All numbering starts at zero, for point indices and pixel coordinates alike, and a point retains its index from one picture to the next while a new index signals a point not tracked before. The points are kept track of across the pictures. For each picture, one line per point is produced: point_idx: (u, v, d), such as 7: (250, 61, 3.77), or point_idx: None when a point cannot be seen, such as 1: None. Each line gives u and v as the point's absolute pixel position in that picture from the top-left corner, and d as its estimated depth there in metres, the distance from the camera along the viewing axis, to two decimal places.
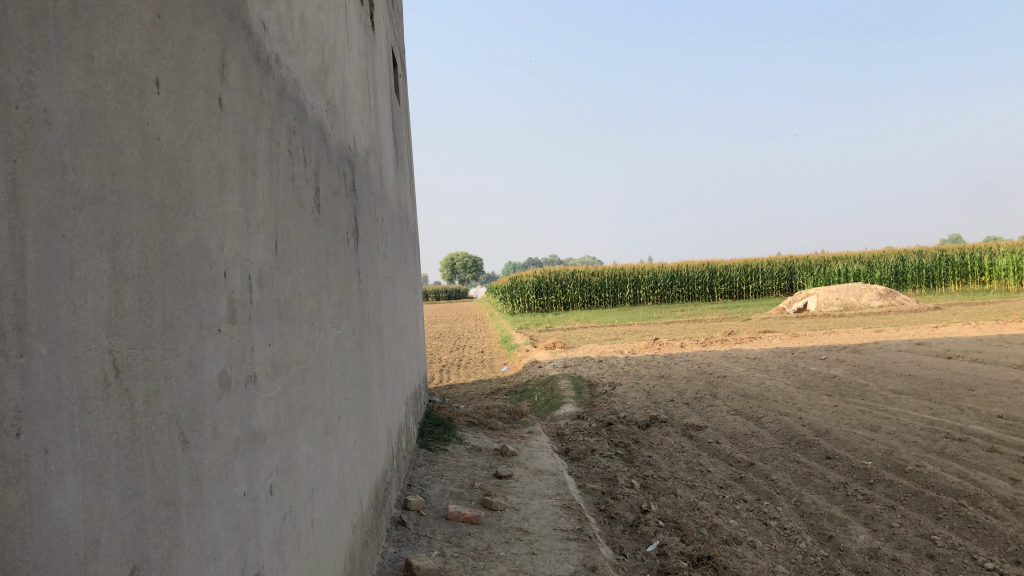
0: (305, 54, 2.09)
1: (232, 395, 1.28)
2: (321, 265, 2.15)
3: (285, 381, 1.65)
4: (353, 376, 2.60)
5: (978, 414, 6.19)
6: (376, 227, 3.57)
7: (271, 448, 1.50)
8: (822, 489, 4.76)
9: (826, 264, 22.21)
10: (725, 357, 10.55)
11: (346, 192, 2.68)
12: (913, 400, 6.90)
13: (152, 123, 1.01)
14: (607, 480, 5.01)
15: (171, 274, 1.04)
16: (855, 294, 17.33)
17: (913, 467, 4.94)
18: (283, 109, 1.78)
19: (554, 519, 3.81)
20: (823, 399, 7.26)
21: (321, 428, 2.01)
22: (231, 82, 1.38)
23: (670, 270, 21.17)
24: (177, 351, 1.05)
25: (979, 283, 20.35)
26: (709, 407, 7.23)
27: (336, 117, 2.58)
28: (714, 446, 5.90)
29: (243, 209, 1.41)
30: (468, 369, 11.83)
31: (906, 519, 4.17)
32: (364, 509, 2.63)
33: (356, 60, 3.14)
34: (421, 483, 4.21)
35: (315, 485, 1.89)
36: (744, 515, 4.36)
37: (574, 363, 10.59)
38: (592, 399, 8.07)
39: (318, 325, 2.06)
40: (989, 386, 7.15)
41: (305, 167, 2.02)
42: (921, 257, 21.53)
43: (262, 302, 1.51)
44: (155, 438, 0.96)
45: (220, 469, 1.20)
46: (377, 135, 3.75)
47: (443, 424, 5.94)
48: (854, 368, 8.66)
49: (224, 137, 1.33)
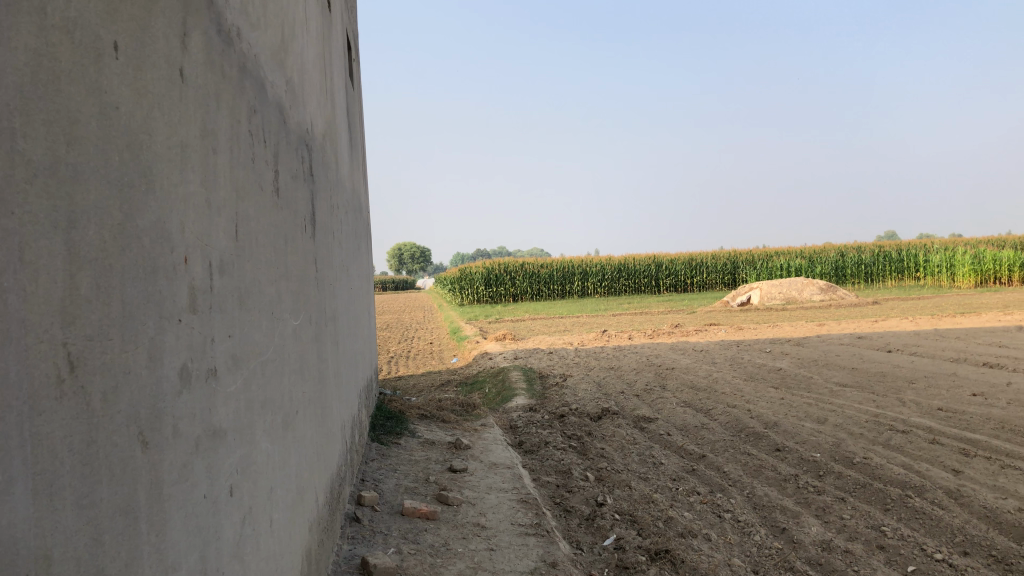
0: (266, 30, 1.97)
1: (192, 390, 1.19)
2: (280, 252, 2.05)
3: (245, 374, 1.56)
4: (309, 367, 2.49)
5: (919, 406, 6.32)
6: (331, 214, 3.45)
7: (231, 446, 1.40)
8: (774, 481, 4.80)
9: (769, 258, 22.58)
10: (673, 349, 10.62)
11: (303, 177, 2.56)
12: (857, 393, 7.02)
13: (111, 92, 0.92)
14: (562, 473, 4.97)
15: (130, 258, 0.95)
16: (797, 288, 17.67)
17: (861, 459, 5.02)
18: (244, 85, 1.68)
19: (511, 514, 3.76)
20: (770, 391, 7.34)
21: (280, 423, 1.92)
22: (193, 53, 1.28)
23: (617, 262, 21.29)
24: (137, 343, 0.96)
25: (914, 279, 20.93)
26: (659, 399, 7.26)
27: (294, 98, 2.46)
28: (666, 438, 5.92)
29: (205, 191, 1.32)
30: (417, 360, 11.70)
31: (856, 510, 4.22)
32: (319, 507, 2.53)
33: (314, 40, 3.02)
34: (375, 477, 4.11)
35: (274, 483, 1.79)
36: (698, 508, 4.36)
37: (524, 354, 10.54)
38: (544, 390, 8.04)
39: (277, 315, 1.96)
40: (928, 379, 7.31)
41: (265, 149, 1.91)
42: (860, 253, 22.05)
43: (222, 290, 1.41)
44: (114, 438, 0.87)
45: (181, 471, 1.11)
46: (333, 119, 3.63)
47: (395, 416, 5.84)
48: (799, 361, 8.80)
49: (185, 112, 1.23)
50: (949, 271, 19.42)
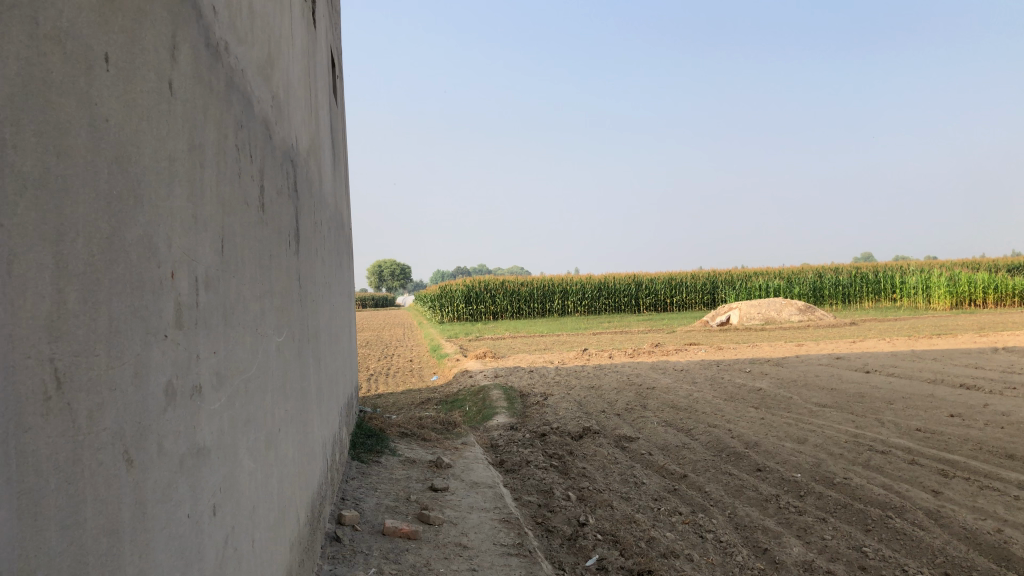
0: (252, 45, 1.96)
1: (177, 408, 1.17)
2: (264, 268, 2.03)
3: (229, 392, 1.53)
4: (291, 385, 2.47)
5: (897, 426, 6.36)
6: (314, 230, 3.43)
7: (214, 465, 1.38)
8: (755, 501, 4.80)
9: (748, 279, 22.73)
10: (653, 368, 10.64)
11: (287, 192, 2.54)
12: (836, 413, 7.06)
13: (101, 105, 0.90)
14: (544, 492, 4.95)
15: (118, 272, 0.93)
16: (776, 309, 17.79)
17: (841, 479, 5.03)
18: (231, 99, 1.67)
19: (493, 534, 3.73)
20: (750, 411, 7.36)
21: (262, 441, 1.89)
22: (181, 66, 1.27)
23: (598, 281, 21.34)
24: (123, 359, 0.94)
25: (890, 300, 21.15)
26: (640, 418, 7.26)
27: (280, 113, 2.45)
28: (647, 457, 5.91)
29: (192, 205, 1.30)
30: (396, 378, 11.62)
31: (837, 531, 4.23)
32: (300, 526, 2.49)
33: (299, 56, 3.02)
34: (355, 496, 4.07)
35: (256, 502, 1.76)
36: (680, 528, 4.35)
37: (504, 373, 10.52)
38: (524, 409, 8.02)
39: (261, 332, 1.94)
40: (906, 400, 7.37)
41: (251, 163, 1.89)
42: (837, 274, 22.26)
43: (207, 306, 1.39)
44: (99, 457, 0.85)
45: (165, 491, 1.08)
46: (317, 135, 3.62)
47: (375, 434, 5.79)
48: (779, 381, 8.84)
49: (173, 125, 1.21)
50: (925, 292, 19.65)
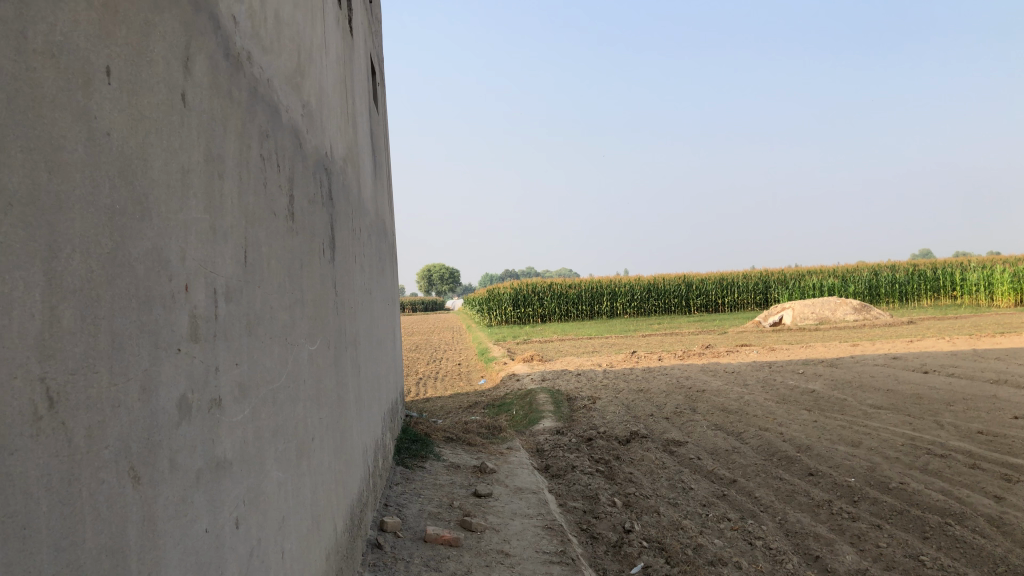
0: (279, 54, 1.96)
1: (193, 422, 1.16)
2: (295, 277, 2.03)
3: (253, 404, 1.52)
4: (327, 393, 2.47)
5: (958, 429, 6.14)
6: (352, 237, 3.43)
7: (237, 478, 1.37)
8: (807, 507, 4.67)
9: (801, 278, 22.28)
10: (703, 370, 10.48)
11: (321, 201, 2.54)
12: (893, 415, 6.85)
13: (102, 118, 0.89)
14: (589, 498, 4.89)
15: (122, 287, 0.92)
16: (831, 308, 17.42)
17: (897, 484, 4.88)
18: (255, 110, 1.67)
19: (535, 541, 3.69)
20: (803, 413, 7.19)
21: (293, 451, 1.88)
22: (197, 77, 1.26)
23: (647, 282, 21.13)
24: (128, 376, 0.93)
25: (950, 297, 20.54)
26: (689, 422, 7.13)
27: (312, 122, 2.45)
28: (695, 462, 5.81)
29: (209, 217, 1.29)
30: (444, 382, 11.65)
31: (893, 538, 4.09)
32: (338, 534, 2.48)
33: (333, 64, 3.02)
34: (398, 502, 4.07)
35: (287, 512, 1.76)
36: (728, 535, 4.26)
37: (552, 376, 10.45)
38: (571, 413, 7.94)
39: (291, 341, 1.93)
40: (968, 401, 7.11)
41: (278, 173, 1.89)
42: (894, 271, 21.69)
43: (228, 318, 1.38)
44: (100, 476, 0.84)
45: (178, 506, 1.07)
46: (355, 143, 3.62)
47: (420, 439, 5.79)
48: (832, 382, 8.62)
49: (187, 137, 1.20)
50: (987, 289, 19.02)
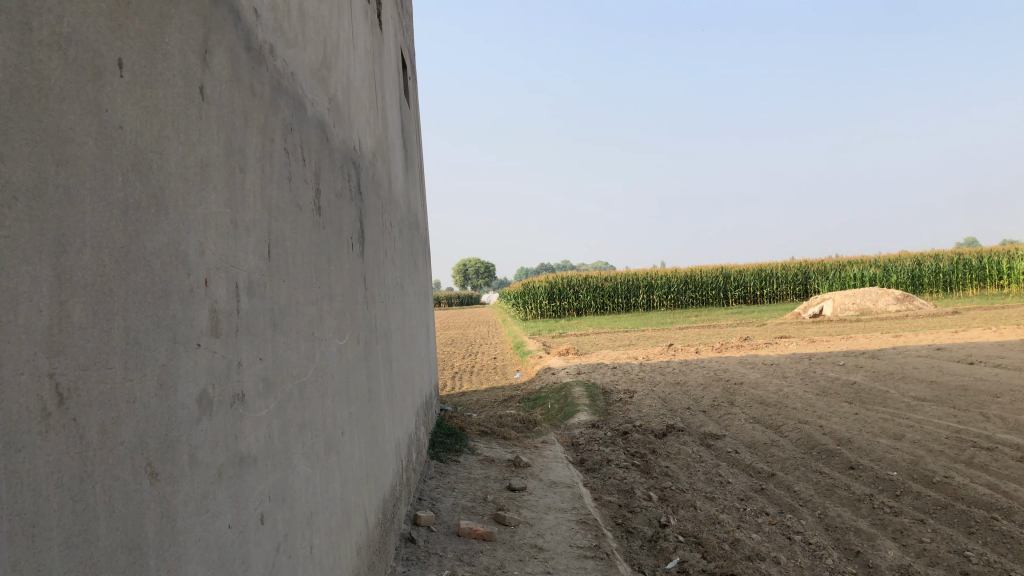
0: (304, 47, 1.96)
1: (214, 418, 1.15)
2: (322, 271, 2.02)
3: (279, 399, 1.52)
4: (357, 387, 2.47)
5: (1004, 421, 5.99)
6: (383, 231, 3.43)
7: (262, 473, 1.37)
8: (847, 501, 4.58)
9: (841, 268, 21.92)
10: (741, 363, 10.35)
11: (349, 195, 2.54)
12: (937, 408, 6.69)
13: (114, 111, 0.89)
14: (625, 492, 4.85)
15: (137, 282, 0.92)
16: (872, 299, 17.11)
17: (941, 478, 4.76)
18: (279, 103, 1.66)
19: (570, 535, 3.66)
20: (843, 406, 7.06)
21: (322, 446, 1.88)
22: (216, 70, 1.25)
23: (683, 275, 20.95)
24: (144, 371, 0.92)
25: (996, 287, 20.06)
26: (726, 415, 7.05)
27: (339, 116, 2.44)
28: (732, 455, 5.74)
29: (230, 211, 1.28)
30: (481, 376, 11.66)
31: (937, 534, 3.99)
32: (370, 529, 2.49)
33: (361, 57, 3.01)
34: (432, 496, 4.07)
35: (315, 507, 1.75)
36: (766, 530, 4.19)
37: (587, 369, 10.41)
38: (607, 406, 7.90)
39: (319, 336, 1.93)
40: (1015, 393, 6.93)
41: (304, 167, 1.88)
42: (938, 261, 21.25)
43: (251, 312, 1.37)
44: (114, 472, 0.83)
45: (199, 502, 1.07)
46: (385, 136, 3.61)
47: (455, 433, 5.79)
48: (874, 374, 8.45)
49: (206, 130, 1.20)
50: None
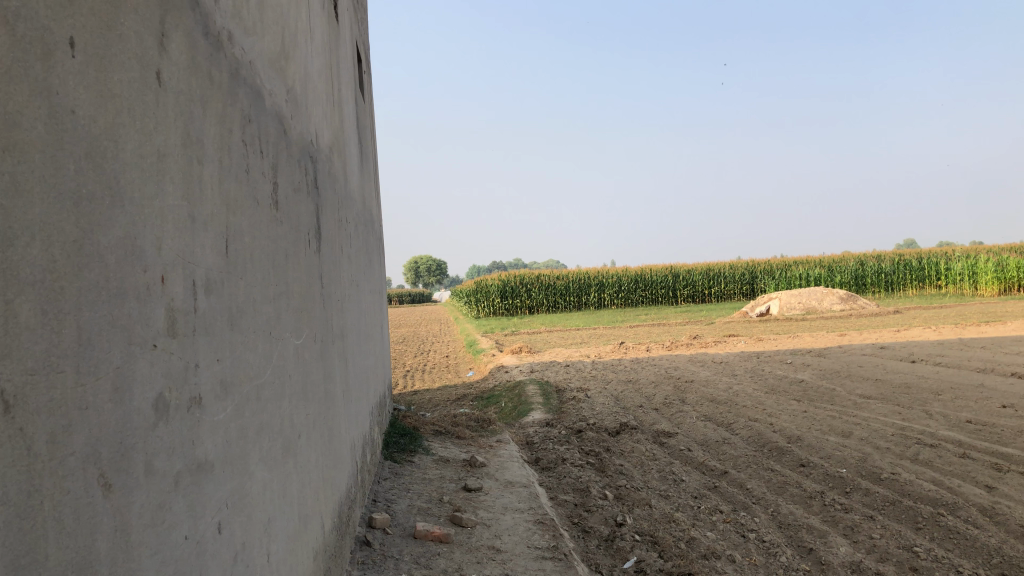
0: (262, 36, 1.88)
1: (170, 424, 1.08)
2: (279, 268, 1.95)
3: (236, 401, 1.45)
4: (314, 388, 2.40)
5: (947, 418, 6.13)
6: (339, 227, 3.35)
7: (219, 479, 1.30)
8: (799, 498, 4.64)
9: (786, 267, 22.31)
10: (691, 361, 10.44)
11: (307, 190, 2.46)
12: (882, 405, 6.83)
13: (66, 94, 0.83)
14: (580, 491, 4.83)
15: (90, 280, 0.85)
16: (817, 298, 17.45)
17: (888, 474, 4.85)
18: (237, 93, 1.59)
19: (527, 536, 3.63)
20: (792, 404, 7.16)
21: (279, 449, 1.81)
22: (173, 56, 1.18)
23: (634, 273, 21.09)
24: (98, 375, 0.86)
25: (934, 287, 20.66)
26: (678, 413, 7.09)
27: (296, 109, 2.37)
28: (685, 453, 5.77)
29: (187, 205, 1.22)
30: (433, 374, 11.58)
31: (886, 529, 4.06)
32: (326, 533, 2.42)
33: (318, 49, 2.93)
34: (387, 498, 4.01)
35: (272, 514, 1.68)
36: (721, 527, 4.22)
37: (540, 368, 10.39)
38: (560, 404, 7.89)
39: (276, 335, 1.86)
40: (955, 391, 7.10)
41: (262, 160, 1.81)
42: (879, 261, 21.80)
43: (209, 311, 1.30)
44: (64, 486, 0.77)
45: (155, 513, 1.00)
46: (341, 130, 3.53)
47: (409, 433, 5.71)
48: (821, 373, 8.59)
49: (163, 119, 1.13)
50: (970, 279, 19.17)
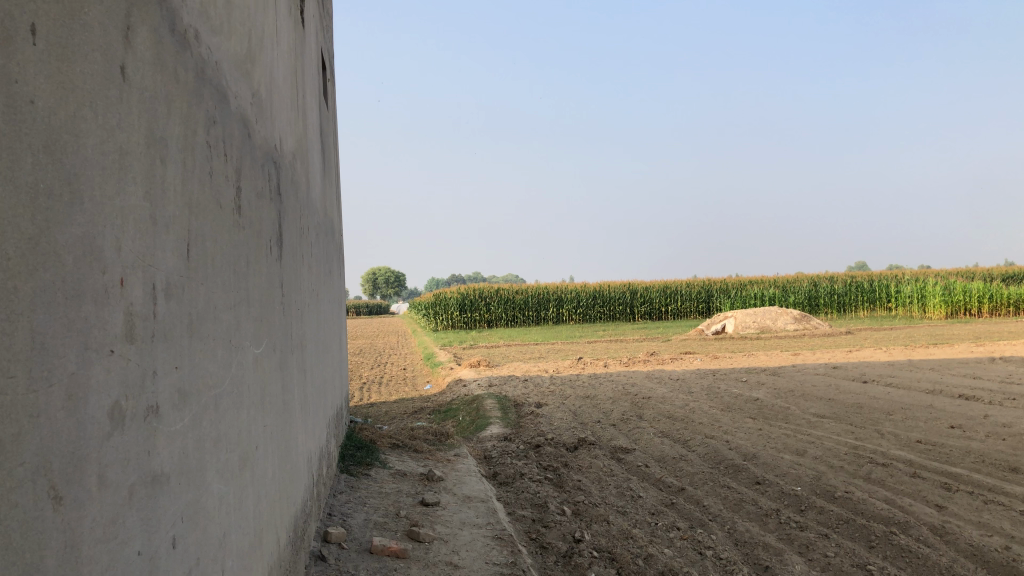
0: (229, 37, 1.84)
1: (126, 434, 1.03)
2: (240, 275, 1.90)
3: (194, 411, 1.40)
4: (273, 398, 2.35)
5: (897, 438, 6.23)
6: (301, 236, 3.29)
7: (175, 492, 1.25)
8: (755, 516, 4.66)
9: (742, 286, 22.60)
10: (649, 377, 10.51)
11: (269, 196, 2.41)
12: (835, 424, 6.92)
13: (26, 83, 0.79)
14: (538, 507, 4.80)
15: (45, 279, 0.81)
16: (772, 317, 17.70)
17: (842, 493, 4.91)
18: (202, 93, 1.54)
19: (485, 552, 3.59)
20: (748, 421, 7.22)
21: (236, 461, 1.76)
22: (138, 51, 1.14)
23: (592, 289, 21.18)
24: (51, 382, 0.81)
25: (884, 309, 21.11)
26: (636, 429, 7.10)
27: (261, 112, 2.32)
28: (643, 469, 5.77)
29: (150, 206, 1.17)
30: (389, 387, 11.45)
31: (840, 548, 4.09)
32: (281, 547, 2.35)
33: (284, 54, 2.88)
34: (343, 512, 3.93)
35: (227, 528, 1.63)
36: (678, 544, 4.22)
37: (499, 382, 10.34)
38: (518, 419, 7.86)
39: (236, 342, 1.81)
40: (906, 411, 7.23)
41: (225, 162, 1.76)
42: (832, 282, 22.22)
43: (169, 317, 1.26)
44: (12, 498, 0.73)
45: (108, 527, 0.95)
46: (304, 137, 3.47)
47: (365, 446, 5.62)
48: (775, 391, 8.69)
49: (127, 115, 1.08)
50: (920, 302, 19.64)
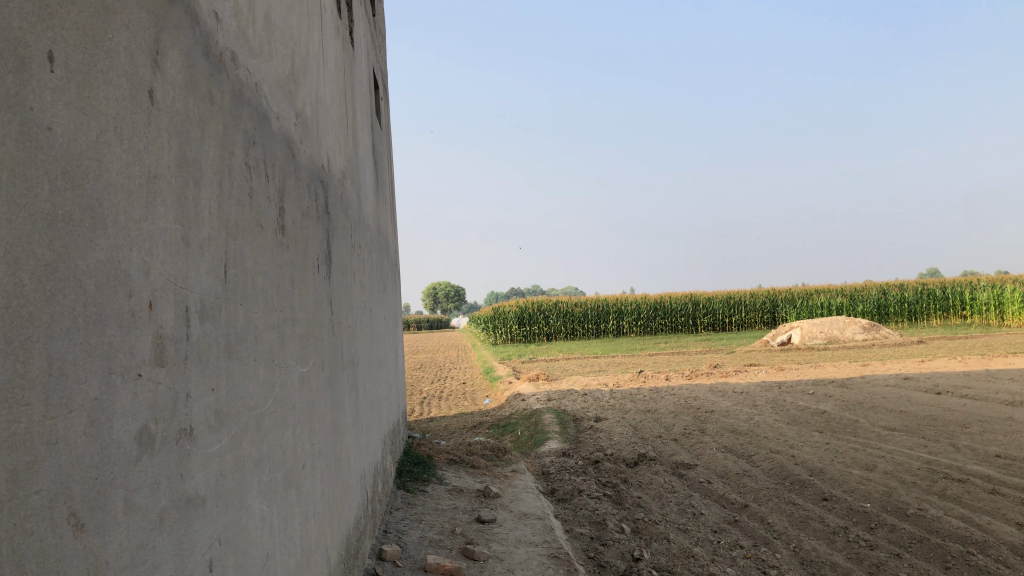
0: (269, 59, 1.86)
1: (156, 458, 1.03)
2: (284, 295, 1.90)
3: (233, 431, 1.40)
4: (321, 416, 2.35)
5: (974, 452, 5.96)
6: (352, 254, 3.31)
7: (212, 514, 1.25)
8: (822, 534, 4.50)
9: (808, 295, 22.06)
10: (712, 390, 10.28)
11: (316, 215, 2.43)
12: (907, 437, 6.66)
13: (42, 111, 0.79)
14: (596, 524, 4.73)
15: (65, 305, 0.81)
16: (839, 327, 17.21)
17: (915, 510, 4.71)
18: (240, 113, 1.55)
19: (541, 570, 3.54)
20: (815, 435, 7.00)
21: (280, 481, 1.76)
22: (168, 74, 1.14)
23: (653, 301, 20.92)
24: (71, 408, 0.81)
25: (959, 318, 20.34)
26: (698, 444, 6.95)
27: (307, 132, 2.34)
28: (705, 485, 5.65)
29: (182, 227, 1.17)
30: (449, 402, 11.46)
31: (913, 568, 3.92)
32: (330, 565, 2.35)
33: (331, 73, 2.91)
34: (398, 529, 3.93)
35: (271, 548, 1.62)
36: (741, 563, 4.09)
37: (558, 396, 10.25)
38: (578, 434, 7.77)
39: (279, 362, 1.81)
40: (983, 424, 6.92)
41: (267, 182, 1.77)
42: (903, 290, 21.53)
43: (204, 339, 1.26)
44: (28, 526, 0.72)
45: (135, 554, 0.95)
46: (354, 154, 3.50)
47: (422, 462, 5.62)
48: (844, 403, 8.42)
49: (155, 138, 1.09)
50: (997, 309, 18.87)
